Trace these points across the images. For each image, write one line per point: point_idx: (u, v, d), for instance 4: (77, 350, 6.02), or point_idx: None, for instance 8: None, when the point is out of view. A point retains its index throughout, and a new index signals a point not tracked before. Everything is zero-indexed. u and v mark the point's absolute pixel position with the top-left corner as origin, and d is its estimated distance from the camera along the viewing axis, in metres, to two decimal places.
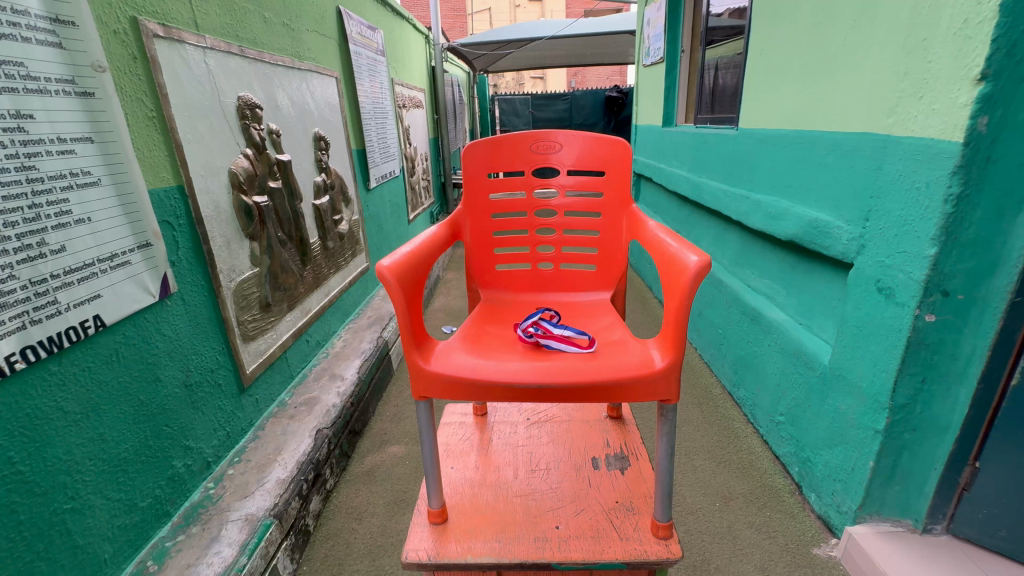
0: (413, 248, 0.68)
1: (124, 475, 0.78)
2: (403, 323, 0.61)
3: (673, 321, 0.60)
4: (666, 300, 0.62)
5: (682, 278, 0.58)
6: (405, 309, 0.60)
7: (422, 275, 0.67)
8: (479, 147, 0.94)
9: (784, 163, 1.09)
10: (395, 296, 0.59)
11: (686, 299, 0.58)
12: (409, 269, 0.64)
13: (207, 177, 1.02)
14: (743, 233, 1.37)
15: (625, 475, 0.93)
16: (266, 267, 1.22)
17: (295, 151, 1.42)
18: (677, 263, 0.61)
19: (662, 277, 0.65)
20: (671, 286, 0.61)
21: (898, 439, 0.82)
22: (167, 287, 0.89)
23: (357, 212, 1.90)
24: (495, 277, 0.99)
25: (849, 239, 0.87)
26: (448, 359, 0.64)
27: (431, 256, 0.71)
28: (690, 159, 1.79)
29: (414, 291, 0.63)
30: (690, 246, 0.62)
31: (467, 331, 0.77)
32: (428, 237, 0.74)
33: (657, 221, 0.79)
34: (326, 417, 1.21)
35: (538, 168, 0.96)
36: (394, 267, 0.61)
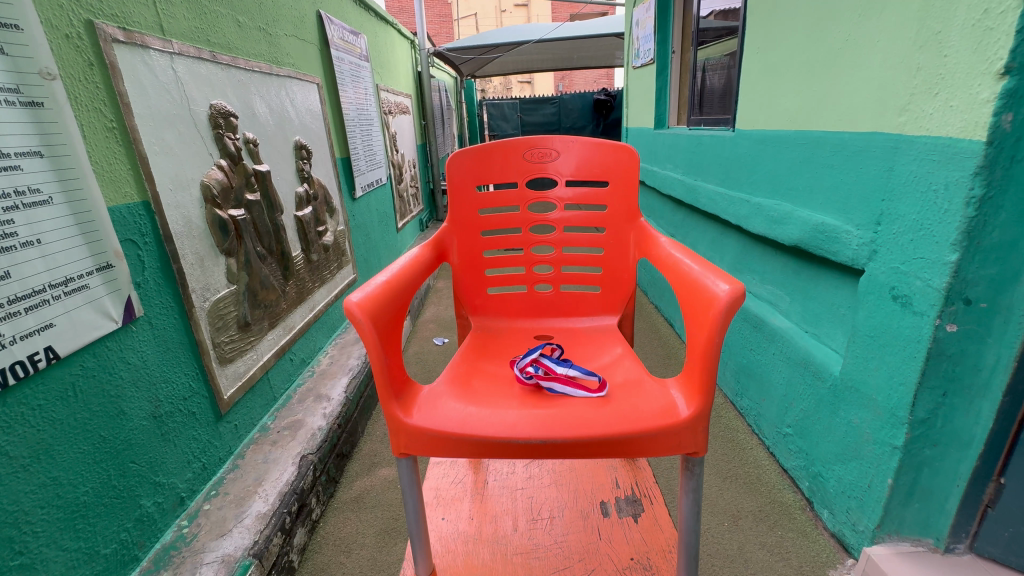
0: (390, 278, 0.62)
1: (83, 522, 0.71)
2: (378, 367, 0.55)
3: (702, 359, 0.54)
4: (692, 335, 0.56)
5: (712, 311, 0.52)
6: (379, 351, 0.54)
7: (401, 308, 0.61)
8: (467, 155, 0.89)
9: (786, 165, 1.05)
10: (367, 336, 0.53)
11: (717, 335, 0.52)
12: (385, 304, 0.58)
13: (176, 191, 0.95)
14: (741, 237, 1.33)
15: (638, 523, 0.87)
16: (244, 283, 1.15)
17: (275, 161, 1.36)
18: (704, 291, 0.55)
19: (684, 307, 0.59)
20: (697, 318, 0.55)
21: (918, 456, 0.78)
22: (132, 311, 0.82)
23: (343, 222, 1.84)
24: (487, 300, 0.93)
25: (860, 244, 0.83)
26: (432, 410, 0.58)
27: (410, 285, 0.66)
28: (684, 162, 1.75)
29: (391, 328, 0.58)
30: (718, 272, 0.56)
31: (456, 368, 0.72)
32: (409, 264, 0.69)
33: (669, 238, 0.75)
34: (311, 442, 1.14)
35: (533, 177, 0.90)
36: (367, 302, 0.55)
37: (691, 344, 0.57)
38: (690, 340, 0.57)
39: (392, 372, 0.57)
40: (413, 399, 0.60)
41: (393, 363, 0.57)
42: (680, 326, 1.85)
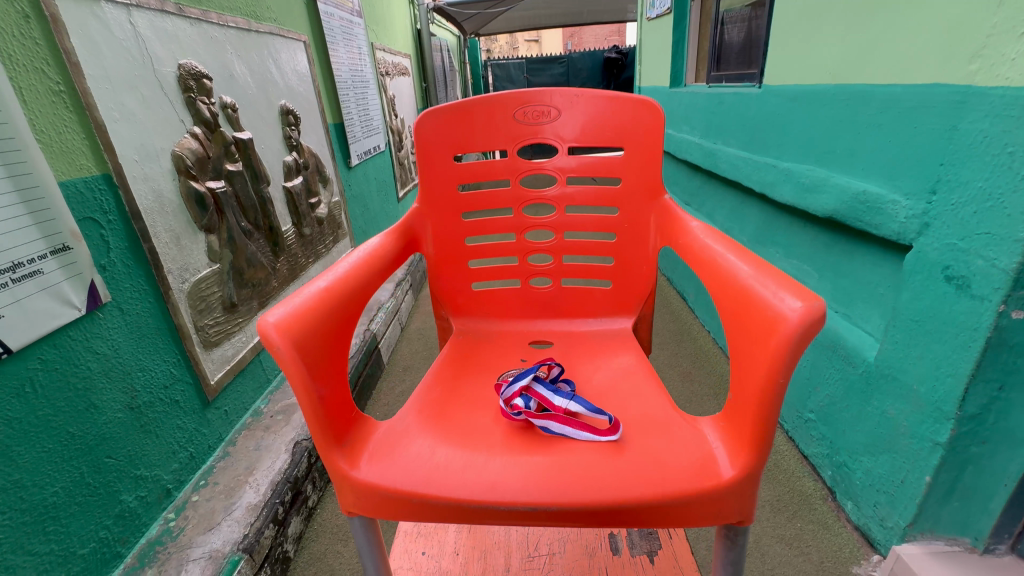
0: (328, 286, 0.53)
1: (53, 524, 0.67)
2: (308, 402, 0.46)
3: (758, 399, 0.44)
4: (749, 368, 0.46)
5: (779, 340, 0.42)
6: (308, 384, 0.45)
7: (340, 323, 0.52)
8: (448, 116, 0.78)
9: (822, 125, 0.93)
10: (288, 365, 0.44)
11: (781, 374, 0.42)
12: (315, 320, 0.49)
13: (143, 162, 0.87)
14: (764, 205, 1.22)
15: (655, 566, 0.81)
16: (228, 261, 1.08)
17: (258, 127, 1.26)
18: (766, 310, 0.44)
19: (737, 325, 0.48)
20: (759, 341, 0.44)
21: (962, 454, 0.70)
22: (98, 297, 0.75)
23: (338, 192, 1.75)
24: (472, 300, 0.85)
25: (908, 217, 0.73)
26: (387, 461, 0.50)
27: (355, 293, 0.57)
28: (703, 123, 1.62)
29: (324, 351, 0.49)
30: (796, 285, 0.45)
31: (427, 394, 0.64)
32: (355, 265, 0.59)
33: (701, 223, 0.66)
34: (305, 427, 1.09)
35: (527, 144, 0.80)
36: (289, 320, 0.46)
37: (745, 376, 0.47)
38: (744, 372, 0.47)
39: (328, 407, 0.48)
40: (362, 445, 0.52)
41: (330, 392, 0.49)
42: (695, 300, 1.76)
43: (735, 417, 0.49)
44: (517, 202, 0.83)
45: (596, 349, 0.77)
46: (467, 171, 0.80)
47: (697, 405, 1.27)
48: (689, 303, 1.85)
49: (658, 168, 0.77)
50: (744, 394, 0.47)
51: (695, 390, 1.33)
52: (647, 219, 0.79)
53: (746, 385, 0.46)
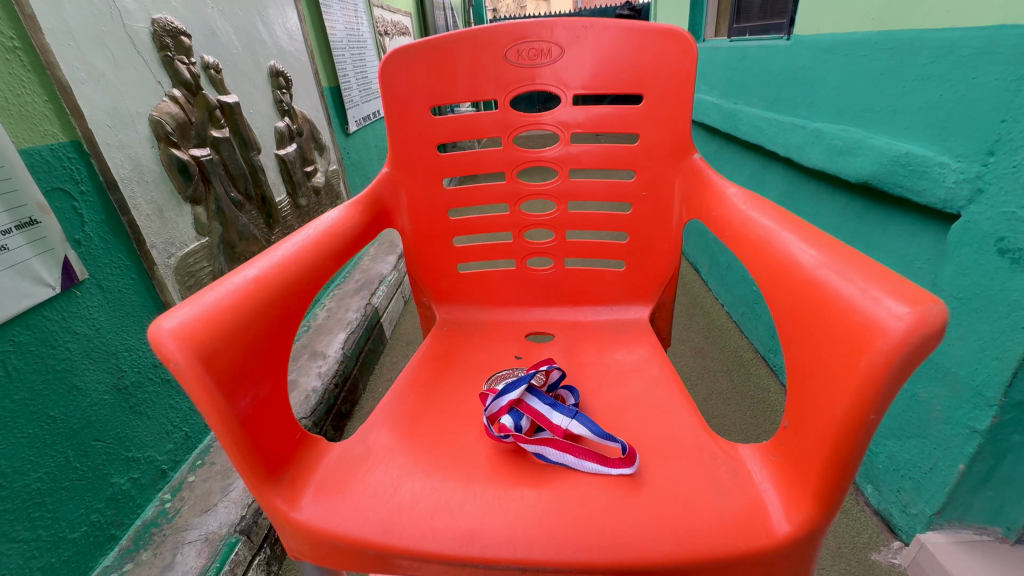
0: (258, 276, 0.46)
1: (38, 510, 0.64)
2: (222, 425, 0.39)
3: (835, 440, 0.36)
4: (823, 398, 0.38)
5: (869, 362, 0.33)
6: (218, 404, 0.38)
7: (270, 323, 0.45)
8: (427, 56, 0.70)
9: (860, 78, 0.84)
10: (191, 383, 0.37)
11: (874, 410, 0.34)
12: (232, 321, 0.41)
13: (118, 128, 0.80)
14: (788, 170, 1.14)
15: None
16: (216, 234, 1.04)
17: (246, 90, 1.18)
18: (853, 320, 0.35)
19: (809, 338, 0.40)
20: (842, 360, 0.36)
21: (1003, 442, 0.65)
22: (73, 274, 0.71)
23: (335, 160, 1.68)
24: (456, 285, 0.81)
25: (957, 181, 0.64)
26: (330, 496, 0.46)
27: (293, 284, 0.49)
28: (724, 82, 1.51)
29: (246, 360, 0.41)
30: (907, 284, 0.35)
31: (392, 403, 0.59)
32: (293, 252, 0.51)
33: (740, 189, 0.60)
34: (305, 405, 1.05)
35: (522, 93, 0.72)
36: (196, 325, 0.38)
37: (818, 403, 0.39)
38: (817, 400, 0.39)
39: (250, 427, 0.42)
40: (307, 478, 0.47)
41: (253, 407, 0.42)
42: (708, 272, 1.69)
43: (794, 454, 0.41)
44: (511, 165, 0.76)
45: (603, 343, 0.72)
46: (465, 133, 0.73)
47: (708, 382, 1.22)
48: (702, 275, 1.78)
49: (685, 125, 0.69)
50: (810, 427, 0.39)
51: (706, 366, 1.28)
52: (671, 185, 0.72)
53: (820, 418, 0.38)
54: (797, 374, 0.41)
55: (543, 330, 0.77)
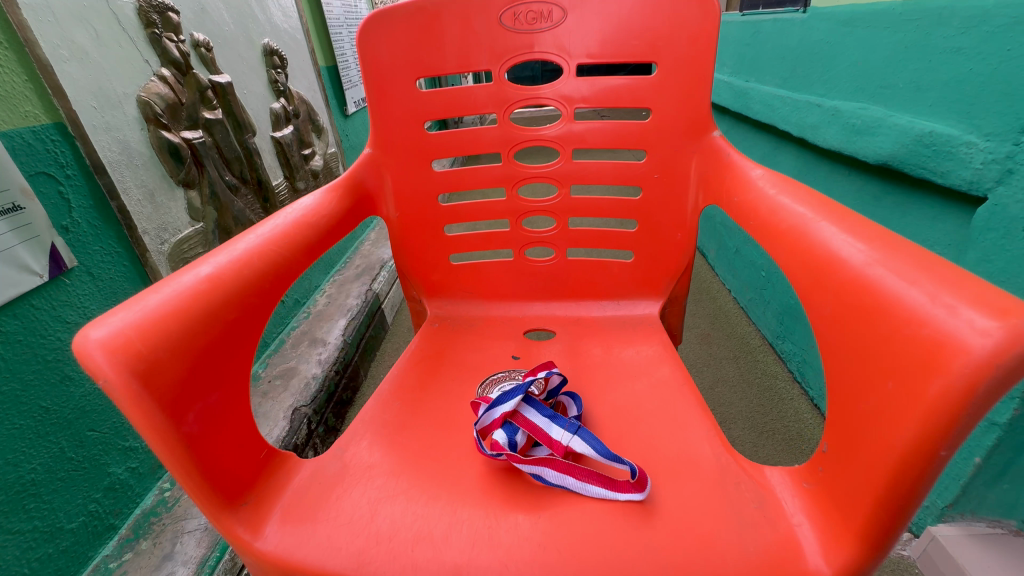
0: (210, 276, 0.42)
1: (34, 501, 0.63)
2: (166, 450, 0.35)
3: (888, 476, 0.31)
4: (878, 427, 0.32)
5: (942, 387, 0.28)
6: (161, 426, 0.34)
7: (224, 329, 0.41)
8: (417, 24, 0.66)
9: (882, 52, 0.79)
10: (126, 402, 0.33)
11: (946, 446, 0.28)
12: (176, 328, 0.37)
13: (104, 109, 0.77)
14: (800, 152, 1.10)
15: None
16: (211, 220, 1.01)
17: (240, 69, 1.14)
18: (919, 335, 0.30)
19: (861, 355, 0.34)
20: (904, 383, 0.30)
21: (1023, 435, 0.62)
22: (61, 261, 0.69)
23: (333, 143, 1.64)
24: (447, 278, 0.79)
25: (984, 162, 0.61)
26: (298, 524, 0.43)
27: (253, 283, 0.45)
28: (736, 59, 1.45)
29: (193, 373, 0.37)
30: (987, 289, 0.29)
31: (373, 411, 0.57)
32: (254, 247, 0.48)
33: (765, 170, 0.57)
34: (304, 393, 1.04)
35: (523, 61, 0.68)
36: (131, 335, 0.34)
37: (870, 432, 0.33)
38: (869, 427, 0.33)
39: (201, 451, 0.38)
40: (270, 502, 0.44)
41: (204, 427, 0.38)
42: (715, 257, 1.66)
43: (832, 487, 0.37)
44: (506, 145, 0.72)
45: (608, 340, 0.70)
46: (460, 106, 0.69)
47: (714, 369, 1.20)
48: (708, 260, 1.74)
49: (696, 103, 0.66)
50: (857, 456, 0.34)
51: (713, 353, 1.26)
52: (686, 166, 0.69)
53: (872, 449, 0.33)
54: (839, 390, 0.36)
55: (543, 326, 0.75)
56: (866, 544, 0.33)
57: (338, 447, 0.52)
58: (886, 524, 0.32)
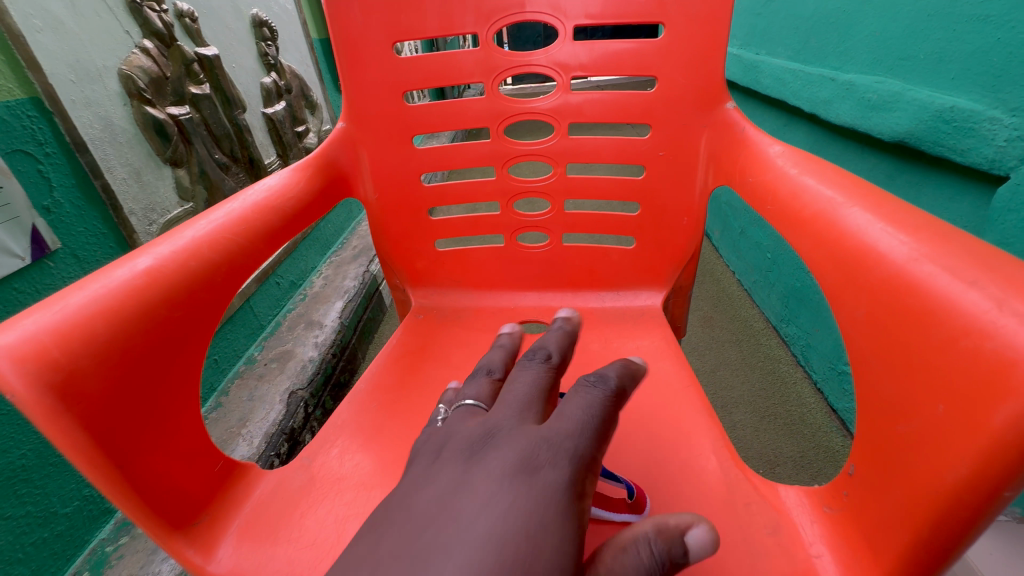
0: (143, 272, 0.39)
1: (25, 486, 0.63)
2: (93, 470, 0.33)
3: (932, 508, 0.29)
4: (926, 453, 0.30)
5: (1011, 415, 0.25)
6: (87, 443, 0.32)
7: (162, 331, 0.39)
8: None
9: (903, 21, 0.75)
10: (40, 419, 0.30)
11: (1011, 488, 0.25)
12: (103, 332, 0.34)
13: (83, 83, 0.74)
14: (811, 128, 1.06)
15: None
16: (201, 200, 0.99)
17: (227, 41, 1.10)
18: (982, 348, 0.27)
19: (907, 369, 0.31)
20: (961, 407, 0.27)
21: None
22: (43, 243, 0.67)
23: (327, 120, 1.60)
24: (433, 266, 0.77)
25: (1008, 139, 0.58)
26: (255, 545, 0.43)
27: (199, 276, 0.43)
28: (745, 30, 1.40)
29: (123, 381, 0.35)
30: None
31: (353, 413, 0.56)
32: (204, 236, 0.45)
33: (782, 148, 0.54)
34: (301, 376, 1.03)
35: (517, 23, 0.64)
36: (47, 342, 0.32)
37: (913, 458, 0.30)
38: (912, 453, 0.31)
39: (140, 467, 0.36)
40: (226, 518, 0.44)
41: (145, 439, 0.37)
42: (718, 238, 1.63)
43: (864, 509, 0.35)
44: (496, 119, 0.69)
45: (607, 333, 0.68)
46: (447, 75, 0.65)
47: (716, 352, 1.18)
48: (712, 241, 1.71)
49: (703, 76, 0.62)
50: (897, 481, 0.32)
51: (714, 336, 1.24)
52: (695, 142, 0.66)
53: (917, 479, 0.30)
54: (879, 406, 0.34)
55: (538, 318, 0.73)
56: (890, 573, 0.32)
57: (306, 456, 0.51)
58: (924, 565, 0.30)
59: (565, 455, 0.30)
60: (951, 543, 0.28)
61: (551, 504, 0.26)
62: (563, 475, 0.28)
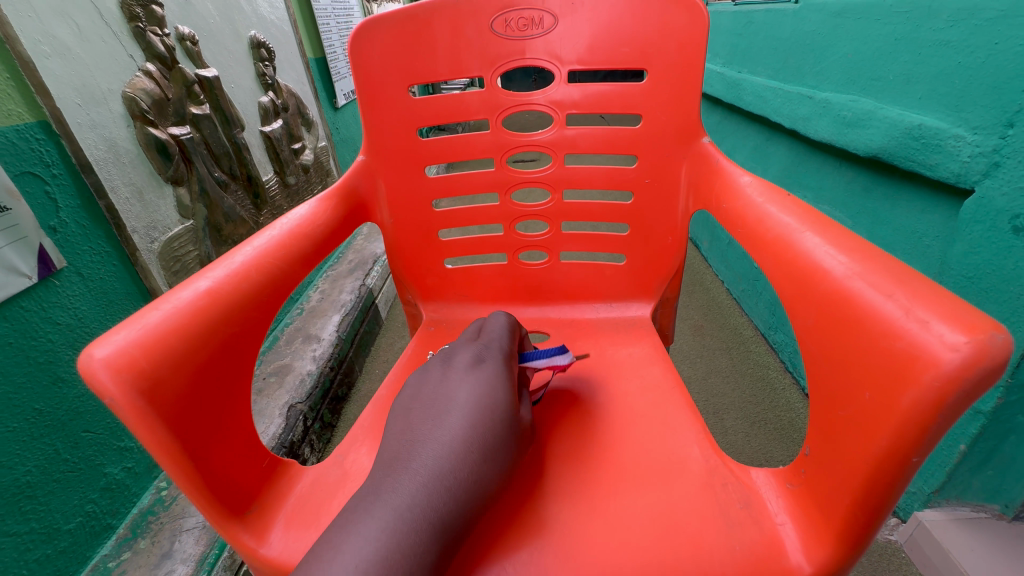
0: (213, 287, 0.42)
1: (30, 503, 0.63)
2: (171, 464, 0.36)
3: (864, 479, 0.32)
4: (857, 434, 0.33)
5: (913, 400, 0.29)
6: (165, 440, 0.35)
7: (224, 344, 0.41)
8: (406, 28, 0.66)
9: (873, 43, 0.79)
10: (132, 419, 0.33)
11: (918, 453, 0.29)
12: (178, 344, 0.37)
13: (88, 106, 0.76)
14: (792, 143, 1.10)
15: None
16: (202, 217, 1.01)
17: (227, 62, 1.13)
18: (894, 347, 0.31)
19: (839, 362, 0.35)
20: (881, 393, 0.31)
21: (1007, 423, 0.64)
22: (50, 262, 0.68)
23: (324, 136, 1.64)
24: (441, 282, 0.79)
25: (972, 155, 0.62)
26: (303, 529, 0.44)
27: (252, 296, 0.45)
28: (728, 49, 1.46)
29: (195, 388, 0.38)
30: (962, 305, 0.29)
31: (371, 417, 0.57)
32: (251, 260, 0.47)
33: (750, 176, 0.58)
34: (300, 389, 1.04)
35: (512, 69, 0.67)
36: (134, 353, 0.34)
37: (848, 438, 0.34)
38: (847, 434, 0.34)
39: (206, 464, 0.39)
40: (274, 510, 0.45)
41: (209, 439, 0.39)
42: (708, 247, 1.67)
43: (813, 490, 0.38)
44: (500, 151, 0.72)
45: (603, 341, 0.71)
46: (445, 107, 0.69)
47: (707, 360, 1.21)
48: (701, 251, 1.75)
49: (691, 107, 0.66)
50: (836, 460, 0.35)
51: (705, 344, 1.27)
52: (677, 170, 0.69)
53: (851, 454, 0.33)
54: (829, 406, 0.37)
55: (537, 330, 0.76)
56: (844, 547, 0.35)
57: (338, 453, 0.53)
58: (862, 524, 0.33)
59: (494, 355, 0.50)
60: (880, 502, 0.32)
61: (494, 369, 0.47)
62: (496, 357, 0.50)
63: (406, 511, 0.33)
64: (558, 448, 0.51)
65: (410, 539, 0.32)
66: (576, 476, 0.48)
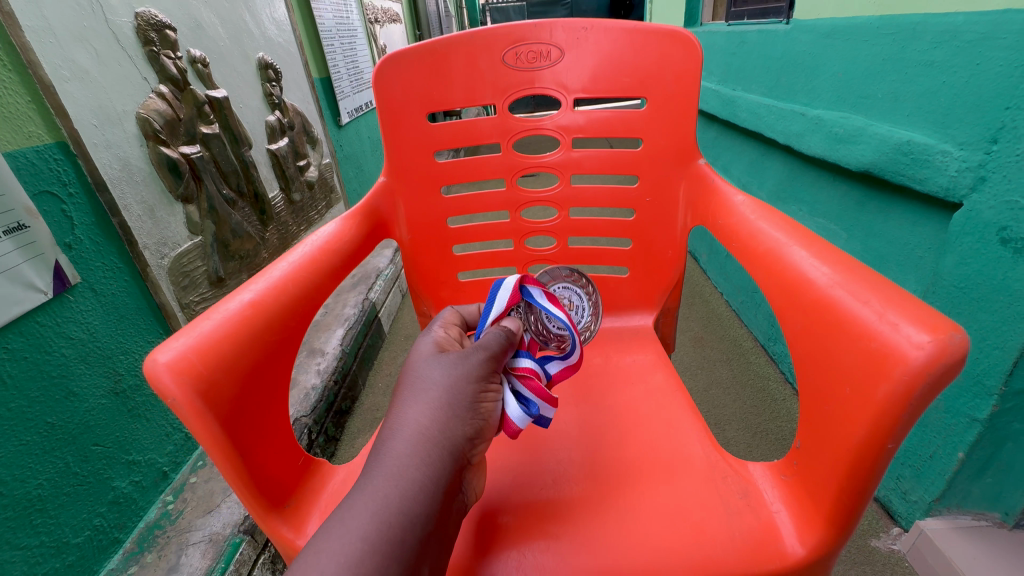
0: (257, 297, 0.44)
1: (40, 517, 0.64)
2: (224, 458, 0.38)
3: (845, 464, 0.34)
4: (838, 426, 0.35)
5: (887, 393, 0.31)
6: (218, 434, 0.38)
7: (270, 350, 0.44)
8: (422, 60, 0.68)
9: (862, 63, 0.82)
10: (192, 418, 0.36)
11: (892, 440, 0.32)
12: (228, 348, 0.39)
13: (104, 127, 0.78)
14: (787, 158, 1.13)
15: None
16: (210, 233, 1.03)
17: (236, 84, 1.16)
18: (870, 346, 0.33)
19: (822, 360, 0.37)
20: (858, 386, 0.33)
21: (1003, 430, 0.65)
22: (64, 278, 0.70)
23: (328, 154, 1.67)
24: (456, 295, 0.81)
25: (959, 170, 0.64)
26: None
27: (290, 307, 0.47)
28: (722, 67, 1.50)
29: (246, 390, 0.40)
30: (927, 308, 0.32)
31: None
32: (289, 273, 0.49)
33: (744, 194, 0.60)
34: (304, 403, 1.05)
35: (519, 96, 0.70)
36: (192, 358, 0.37)
37: (833, 431, 0.36)
38: (831, 427, 0.36)
39: (255, 460, 0.41)
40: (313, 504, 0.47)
41: (258, 437, 0.41)
42: (706, 260, 1.69)
43: (804, 482, 0.40)
44: (511, 171, 0.74)
45: (609, 350, 0.72)
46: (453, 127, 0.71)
47: (708, 371, 1.22)
48: (700, 264, 1.77)
49: (688, 129, 0.68)
50: (823, 451, 0.37)
51: (706, 356, 1.28)
52: (677, 186, 0.71)
53: (835, 444, 0.35)
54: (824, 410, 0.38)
55: None
56: (832, 530, 0.37)
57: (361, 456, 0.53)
58: (849, 506, 0.36)
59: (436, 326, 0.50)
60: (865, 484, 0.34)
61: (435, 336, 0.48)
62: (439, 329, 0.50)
63: (399, 495, 0.35)
64: (567, 455, 0.52)
65: (406, 513, 0.34)
66: (585, 478, 0.49)
